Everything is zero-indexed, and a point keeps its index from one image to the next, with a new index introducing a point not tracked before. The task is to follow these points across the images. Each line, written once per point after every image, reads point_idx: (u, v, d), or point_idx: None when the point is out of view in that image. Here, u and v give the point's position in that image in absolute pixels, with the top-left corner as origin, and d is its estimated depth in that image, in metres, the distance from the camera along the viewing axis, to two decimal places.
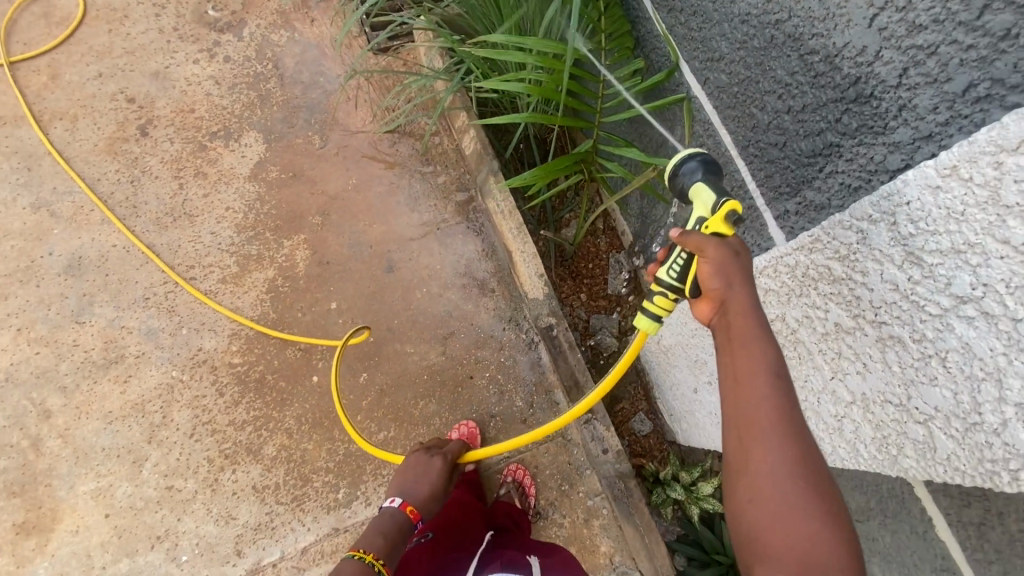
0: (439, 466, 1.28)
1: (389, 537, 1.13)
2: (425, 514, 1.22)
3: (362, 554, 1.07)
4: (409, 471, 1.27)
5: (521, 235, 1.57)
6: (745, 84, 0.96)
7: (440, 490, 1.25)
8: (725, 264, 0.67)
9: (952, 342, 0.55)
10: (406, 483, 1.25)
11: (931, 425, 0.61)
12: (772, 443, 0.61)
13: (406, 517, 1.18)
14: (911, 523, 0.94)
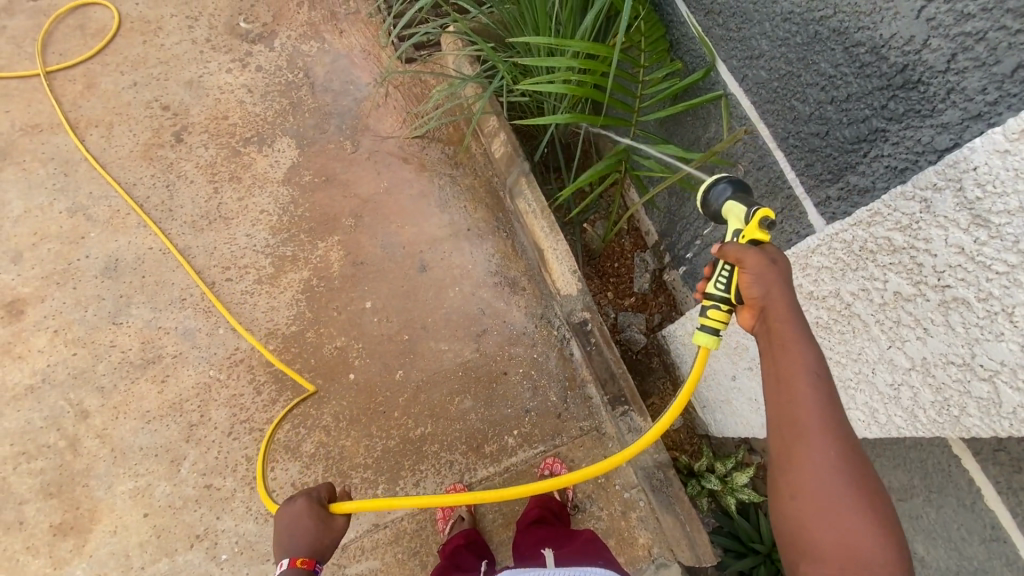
0: (307, 510, 1.00)
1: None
2: (322, 558, 0.99)
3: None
4: (280, 530, 1.00)
5: (553, 233, 1.62)
6: (787, 79, 1.02)
7: (325, 530, 1.00)
8: (767, 274, 0.76)
9: (1019, 297, 0.60)
10: (284, 538, 0.99)
11: (997, 379, 0.66)
12: (816, 442, 0.69)
13: (300, 574, 0.96)
14: (958, 495, 0.97)
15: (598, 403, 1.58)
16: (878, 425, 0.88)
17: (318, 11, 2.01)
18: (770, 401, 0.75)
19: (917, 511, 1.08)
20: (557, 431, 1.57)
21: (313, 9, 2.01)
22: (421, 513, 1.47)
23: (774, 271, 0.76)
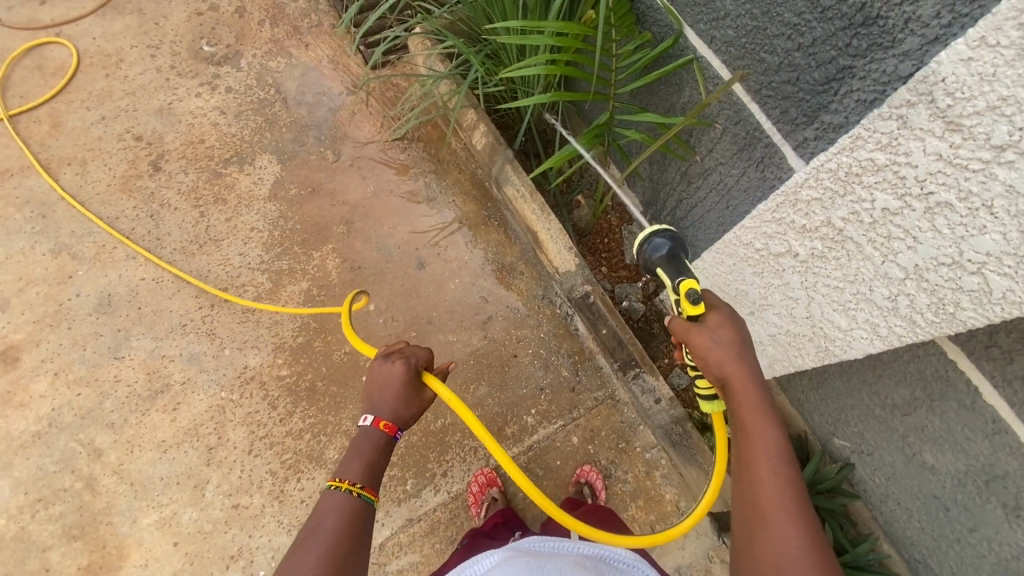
0: (404, 373, 1.07)
1: (370, 461, 1.01)
2: (401, 424, 1.07)
3: (353, 486, 0.96)
4: (375, 386, 1.07)
5: (544, 215, 1.67)
6: (753, 34, 1.09)
7: (412, 399, 1.06)
8: (712, 354, 0.87)
9: (997, 189, 0.67)
10: (374, 395, 1.06)
11: (985, 270, 0.73)
12: (779, 528, 0.76)
13: (382, 435, 1.04)
14: (959, 398, 1.05)
15: (608, 372, 1.63)
16: (881, 338, 0.95)
17: (281, 27, 2.02)
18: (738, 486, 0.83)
19: (923, 421, 1.16)
20: (574, 404, 1.61)
21: (276, 26, 2.02)
22: (452, 502, 1.50)
23: (721, 350, 0.86)
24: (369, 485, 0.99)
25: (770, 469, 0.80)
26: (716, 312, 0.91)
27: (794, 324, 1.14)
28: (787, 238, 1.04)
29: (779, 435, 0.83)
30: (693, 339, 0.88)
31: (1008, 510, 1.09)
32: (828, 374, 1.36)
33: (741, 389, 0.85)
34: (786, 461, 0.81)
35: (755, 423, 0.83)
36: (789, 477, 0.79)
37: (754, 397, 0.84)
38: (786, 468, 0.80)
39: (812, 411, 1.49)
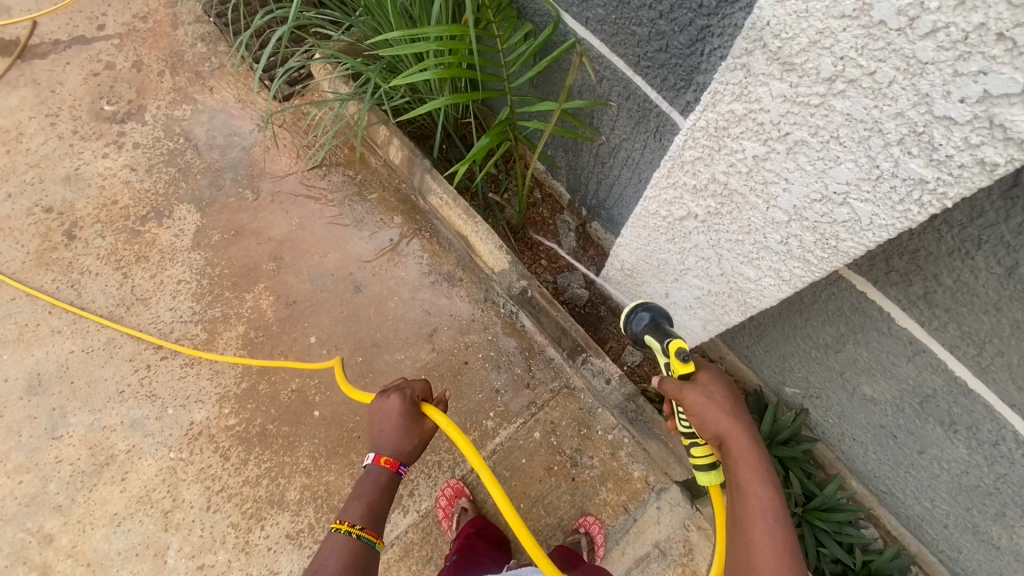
0: (401, 408, 1.16)
1: (371, 501, 1.09)
2: (404, 460, 1.14)
3: (353, 527, 1.05)
4: (376, 424, 1.17)
5: (470, 218, 1.67)
6: (620, 9, 1.10)
7: (411, 432, 1.15)
8: (705, 410, 1.00)
9: (838, 120, 0.68)
10: (375, 434, 1.16)
11: (850, 200, 0.74)
12: None
13: (383, 471, 1.12)
14: (877, 326, 1.07)
15: (560, 362, 1.63)
16: (786, 281, 0.97)
17: (182, 74, 1.99)
18: (736, 539, 0.92)
19: (853, 354, 1.19)
20: (530, 400, 1.60)
21: (176, 74, 1.99)
22: (423, 520, 1.47)
23: (714, 406, 1.00)
24: (371, 526, 1.07)
25: (763, 523, 0.89)
26: (706, 375, 1.07)
27: (713, 282, 1.16)
28: (685, 201, 1.06)
29: (775, 493, 0.92)
30: (687, 396, 1.03)
31: (944, 427, 1.11)
32: (763, 325, 1.38)
33: (737, 446, 0.96)
34: (780, 519, 0.89)
35: (751, 478, 0.93)
36: (783, 533, 0.88)
37: (749, 454, 0.95)
38: (781, 525, 0.89)
39: (760, 364, 1.51)
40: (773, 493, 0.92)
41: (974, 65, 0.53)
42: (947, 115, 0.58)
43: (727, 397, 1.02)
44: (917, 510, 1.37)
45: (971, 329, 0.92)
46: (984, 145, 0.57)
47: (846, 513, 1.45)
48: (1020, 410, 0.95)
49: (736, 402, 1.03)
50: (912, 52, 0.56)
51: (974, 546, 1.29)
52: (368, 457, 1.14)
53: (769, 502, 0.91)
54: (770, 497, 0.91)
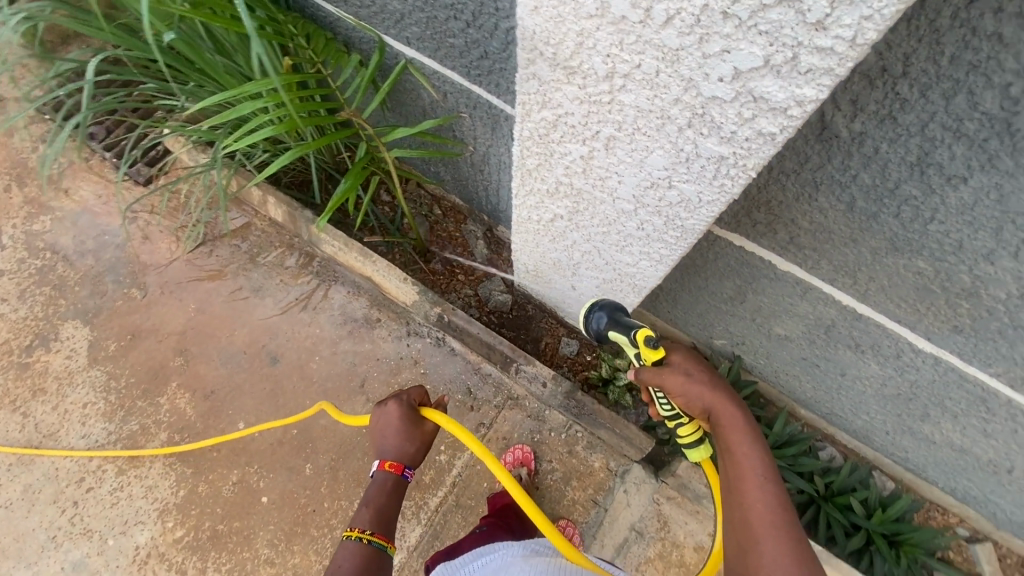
0: (400, 412, 1.11)
1: (380, 506, 1.05)
2: (408, 462, 1.10)
3: (361, 533, 1.00)
4: (376, 429, 1.12)
5: (369, 257, 1.61)
6: (431, 24, 1.06)
7: (414, 434, 1.10)
8: (687, 386, 0.87)
9: (632, 112, 0.65)
10: (378, 439, 1.11)
11: (675, 183, 0.72)
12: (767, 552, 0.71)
13: (389, 476, 1.08)
14: (766, 274, 1.07)
15: (497, 374, 1.61)
16: (661, 261, 0.96)
17: (30, 183, 1.84)
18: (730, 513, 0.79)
19: (756, 302, 1.19)
20: (477, 422, 1.57)
21: (24, 184, 1.84)
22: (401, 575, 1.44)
23: (694, 377, 0.88)
24: (381, 531, 1.02)
25: (757, 487, 0.77)
26: (680, 353, 0.94)
27: (604, 271, 1.14)
28: (547, 204, 1.03)
29: (766, 454, 0.80)
30: (665, 376, 0.89)
31: (853, 350, 1.13)
32: (673, 291, 1.37)
33: (723, 414, 0.84)
34: (775, 481, 0.77)
35: (739, 443, 0.81)
36: (777, 493, 0.76)
37: (736, 418, 0.84)
38: (774, 484, 0.77)
39: (687, 324, 1.52)
40: (764, 455, 0.79)
41: (716, 45, 0.50)
42: (717, 94, 0.55)
43: (703, 366, 0.90)
44: (859, 423, 1.41)
45: (841, 262, 0.91)
46: (758, 116, 0.55)
47: (798, 444, 1.47)
48: (907, 324, 0.96)
49: (714, 371, 0.91)
50: (661, 42, 0.54)
51: (917, 445, 1.33)
52: (373, 466, 1.10)
53: (762, 465, 0.78)
54: (763, 462, 0.79)
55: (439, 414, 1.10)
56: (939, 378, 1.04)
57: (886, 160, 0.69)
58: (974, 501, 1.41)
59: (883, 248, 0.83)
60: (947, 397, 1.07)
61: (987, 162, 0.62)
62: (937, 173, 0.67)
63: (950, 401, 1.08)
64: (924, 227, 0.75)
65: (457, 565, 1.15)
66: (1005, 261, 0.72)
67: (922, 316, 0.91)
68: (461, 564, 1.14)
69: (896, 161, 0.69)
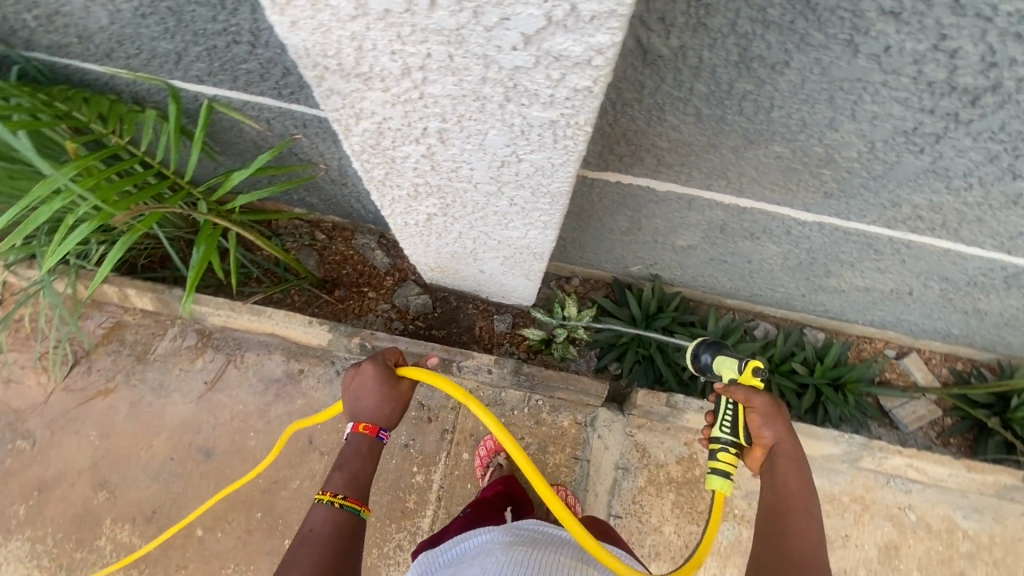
0: (376, 374, 1.05)
1: (355, 471, 0.99)
2: (384, 423, 1.03)
3: (334, 496, 0.95)
4: (352, 392, 1.05)
5: (264, 312, 1.48)
6: (214, 55, 0.92)
7: (388, 394, 1.03)
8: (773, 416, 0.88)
9: (447, 101, 0.59)
10: (353, 401, 1.04)
11: (523, 155, 0.67)
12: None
13: (363, 438, 1.01)
14: (650, 198, 1.07)
15: None
16: (546, 226, 0.92)
17: None
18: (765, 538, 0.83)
19: (652, 225, 1.20)
20: (440, 430, 1.52)
21: None
22: None
23: (780, 413, 0.89)
24: (355, 495, 0.97)
25: (805, 522, 0.82)
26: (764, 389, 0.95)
27: (501, 249, 1.10)
28: (415, 207, 0.96)
29: (812, 499, 0.85)
30: (760, 401, 0.88)
31: (750, 238, 1.16)
32: (576, 238, 1.36)
33: (792, 452, 0.88)
34: (817, 524, 0.83)
35: (797, 495, 0.85)
36: (819, 534, 0.82)
37: (798, 459, 0.88)
38: (817, 528, 0.83)
39: (601, 261, 1.52)
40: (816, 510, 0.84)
41: (493, 15, 0.45)
42: (518, 63, 0.50)
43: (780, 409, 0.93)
44: (779, 296, 1.50)
45: (710, 168, 0.92)
46: (567, 75, 0.50)
47: (733, 334, 1.55)
48: (785, 203, 0.99)
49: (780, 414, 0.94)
50: (437, 26, 0.47)
51: (830, 297, 1.43)
52: (348, 429, 1.04)
53: (807, 507, 0.84)
54: (807, 504, 0.84)
55: (420, 369, 1.04)
56: (828, 239, 1.09)
57: (712, 66, 0.68)
58: (890, 324, 1.55)
59: (740, 145, 0.83)
60: (840, 251, 1.13)
61: (801, 42, 0.62)
62: (761, 64, 0.66)
63: (844, 254, 1.14)
64: (768, 116, 0.75)
65: (436, 554, 1.16)
66: (846, 126, 0.74)
67: (795, 193, 0.94)
68: (441, 552, 1.16)
69: (721, 64, 0.67)
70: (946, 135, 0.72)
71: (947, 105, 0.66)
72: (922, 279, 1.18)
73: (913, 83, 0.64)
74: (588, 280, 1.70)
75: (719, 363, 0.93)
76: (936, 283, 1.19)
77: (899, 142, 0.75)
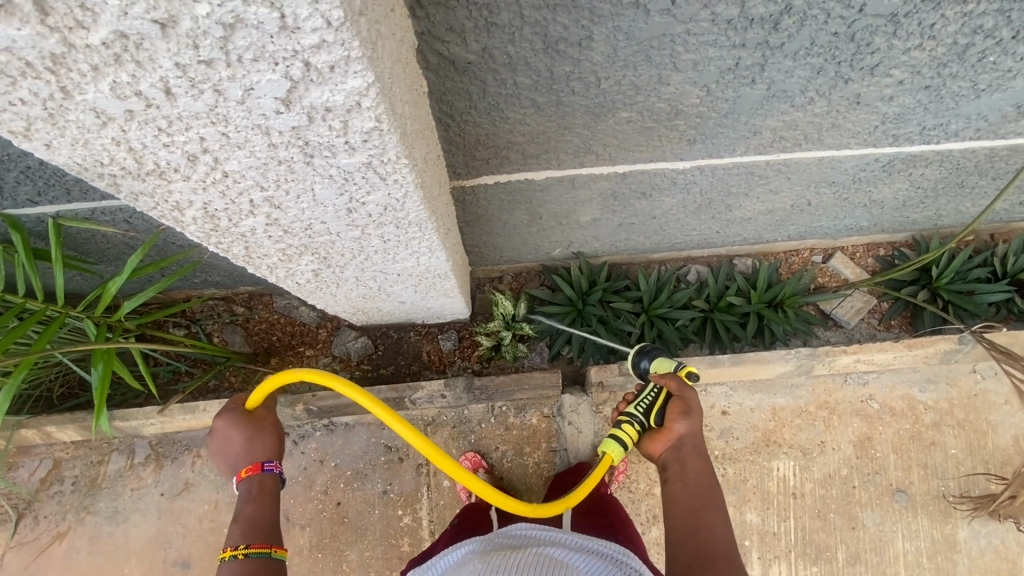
0: (231, 423, 1.07)
1: (250, 516, 1.03)
2: (264, 459, 1.08)
3: (237, 549, 0.99)
4: (217, 448, 1.09)
5: (198, 408, 1.41)
6: (32, 173, 0.86)
7: (251, 433, 1.07)
8: (690, 415, 1.05)
9: (252, 172, 0.56)
10: (222, 455, 1.08)
11: (361, 199, 0.65)
12: (715, 551, 0.97)
13: (248, 483, 1.06)
14: (534, 187, 1.06)
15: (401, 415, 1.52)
16: (432, 251, 0.90)
17: None
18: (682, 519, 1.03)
19: (548, 210, 1.20)
20: (414, 467, 1.49)
21: None
22: None
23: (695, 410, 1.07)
24: (258, 537, 1.01)
25: (710, 504, 1.04)
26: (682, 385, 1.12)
27: (406, 280, 1.07)
28: (298, 269, 0.93)
29: (714, 484, 1.07)
30: (687, 397, 1.05)
31: (644, 197, 1.17)
32: (486, 241, 1.34)
33: (698, 445, 1.08)
34: (717, 502, 1.05)
35: (701, 484, 1.06)
36: (720, 511, 1.04)
37: (701, 451, 1.09)
38: (717, 506, 1.04)
39: (522, 254, 1.51)
40: (716, 499, 1.05)
41: (234, 89, 0.41)
42: (294, 123, 0.47)
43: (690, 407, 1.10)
44: (698, 238, 1.52)
45: (574, 147, 0.91)
46: (348, 122, 0.48)
47: (666, 288, 1.56)
48: (658, 158, 0.99)
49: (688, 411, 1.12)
50: (190, 111, 0.44)
51: (743, 227, 1.46)
52: (235, 481, 1.08)
53: (710, 492, 1.06)
54: (709, 489, 1.06)
55: (259, 390, 1.05)
56: (713, 178, 1.10)
57: (522, 59, 0.66)
58: (807, 234, 1.59)
59: (589, 120, 0.83)
60: (729, 185, 1.15)
61: (592, 16, 0.61)
62: (567, 45, 0.65)
63: (733, 187, 1.16)
64: (600, 88, 0.75)
65: (423, 571, 1.13)
66: (675, 78, 0.74)
67: (662, 147, 0.95)
68: (427, 569, 1.13)
69: (529, 54, 0.66)
70: (767, 62, 0.73)
71: (754, 36, 0.67)
72: (813, 188, 1.21)
73: (714, 23, 0.64)
74: (520, 273, 1.69)
75: (656, 362, 1.10)
76: (825, 189, 1.22)
77: (730, 79, 0.76)
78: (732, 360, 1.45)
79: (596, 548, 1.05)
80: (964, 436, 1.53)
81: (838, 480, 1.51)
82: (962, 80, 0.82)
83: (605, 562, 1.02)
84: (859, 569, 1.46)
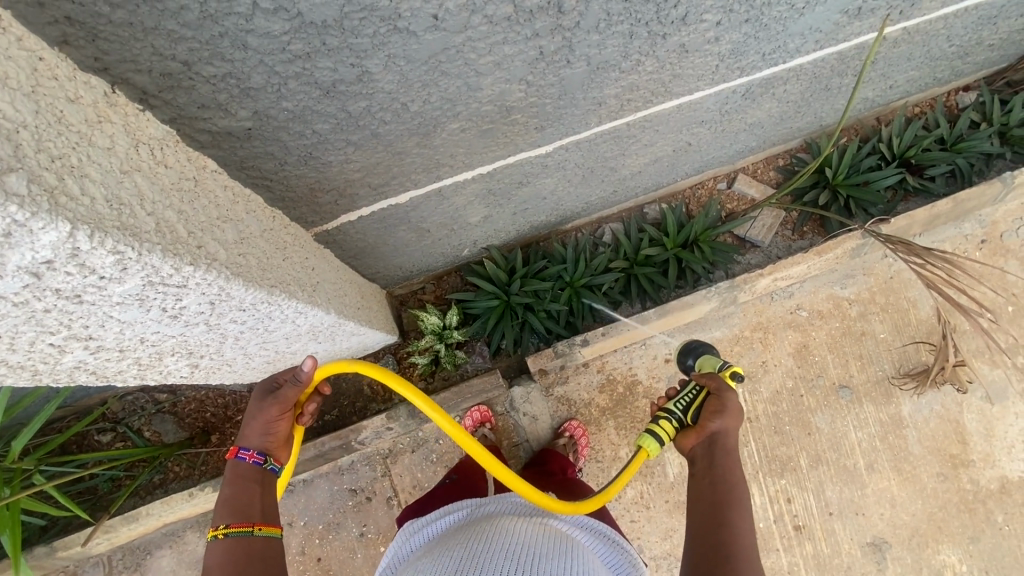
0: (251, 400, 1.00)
1: (230, 498, 0.89)
2: (248, 439, 0.94)
3: (217, 530, 0.85)
4: None
5: (144, 511, 1.35)
6: None
7: (253, 409, 0.96)
8: (726, 413, 0.91)
9: (25, 326, 0.50)
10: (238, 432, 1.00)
11: (176, 306, 0.59)
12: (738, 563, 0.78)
13: (232, 464, 0.93)
14: (403, 209, 1.01)
15: (357, 455, 1.49)
16: (305, 313, 0.84)
17: None
18: (705, 527, 0.84)
19: (430, 223, 1.15)
20: (384, 501, 1.47)
21: None
22: None
23: (737, 411, 0.92)
24: (237, 519, 0.86)
25: (740, 514, 0.84)
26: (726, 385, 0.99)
27: (301, 340, 1.02)
28: (174, 368, 0.86)
29: (746, 494, 0.87)
30: (728, 397, 0.93)
31: (524, 184, 1.13)
32: (383, 264, 1.29)
33: (731, 448, 0.91)
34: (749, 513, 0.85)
35: (731, 486, 0.87)
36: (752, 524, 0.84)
37: (735, 454, 0.91)
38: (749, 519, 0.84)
39: (430, 263, 1.46)
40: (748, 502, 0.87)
41: None
42: (22, 283, 0.41)
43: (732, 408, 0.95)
44: (599, 201, 1.50)
45: (420, 166, 0.87)
46: (83, 264, 0.42)
47: (583, 257, 1.52)
48: (514, 152, 0.95)
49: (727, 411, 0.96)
50: None
51: (635, 181, 1.44)
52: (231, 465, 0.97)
53: (742, 501, 0.86)
54: (740, 498, 0.86)
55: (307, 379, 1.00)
56: (583, 151, 1.07)
57: (307, 108, 0.60)
58: (704, 167, 1.59)
59: (420, 140, 0.78)
60: (602, 151, 1.12)
61: (356, 53, 0.55)
62: (347, 85, 0.59)
63: (606, 153, 1.14)
64: (411, 111, 0.70)
65: (412, 531, 1.02)
66: (485, 81, 0.70)
67: (512, 142, 0.91)
68: (415, 530, 1.02)
69: (312, 103, 0.60)
70: (573, 42, 0.69)
71: (543, 24, 0.63)
72: (686, 131, 1.19)
73: (493, 24, 0.59)
74: (441, 279, 1.64)
75: (703, 360, 1.06)
76: (699, 128, 1.21)
77: (542, 67, 0.72)
78: (658, 312, 1.47)
79: (589, 525, 0.99)
80: (889, 318, 1.60)
81: (786, 393, 1.57)
82: (778, 6, 0.80)
83: (602, 543, 0.97)
84: (822, 469, 1.54)
